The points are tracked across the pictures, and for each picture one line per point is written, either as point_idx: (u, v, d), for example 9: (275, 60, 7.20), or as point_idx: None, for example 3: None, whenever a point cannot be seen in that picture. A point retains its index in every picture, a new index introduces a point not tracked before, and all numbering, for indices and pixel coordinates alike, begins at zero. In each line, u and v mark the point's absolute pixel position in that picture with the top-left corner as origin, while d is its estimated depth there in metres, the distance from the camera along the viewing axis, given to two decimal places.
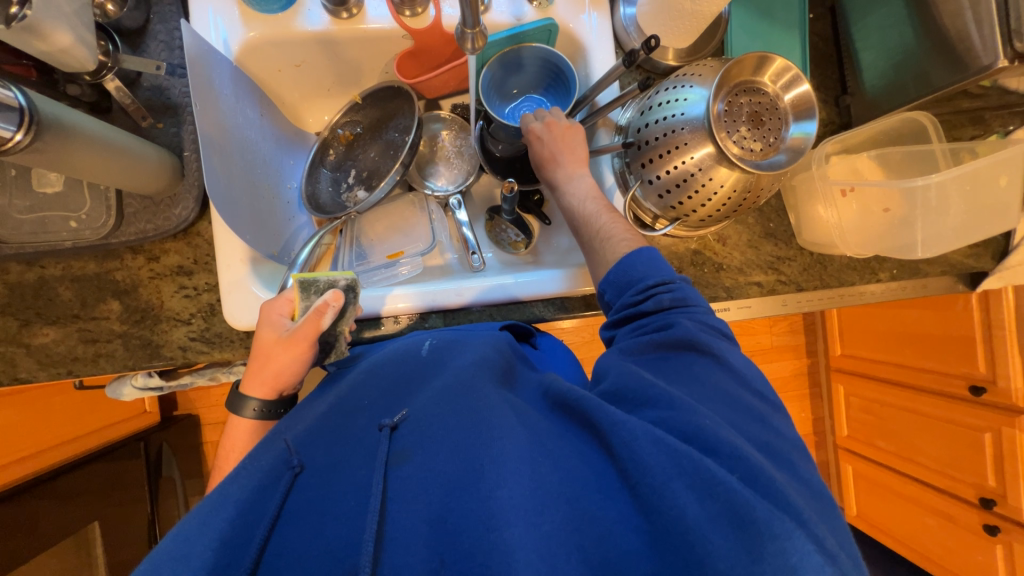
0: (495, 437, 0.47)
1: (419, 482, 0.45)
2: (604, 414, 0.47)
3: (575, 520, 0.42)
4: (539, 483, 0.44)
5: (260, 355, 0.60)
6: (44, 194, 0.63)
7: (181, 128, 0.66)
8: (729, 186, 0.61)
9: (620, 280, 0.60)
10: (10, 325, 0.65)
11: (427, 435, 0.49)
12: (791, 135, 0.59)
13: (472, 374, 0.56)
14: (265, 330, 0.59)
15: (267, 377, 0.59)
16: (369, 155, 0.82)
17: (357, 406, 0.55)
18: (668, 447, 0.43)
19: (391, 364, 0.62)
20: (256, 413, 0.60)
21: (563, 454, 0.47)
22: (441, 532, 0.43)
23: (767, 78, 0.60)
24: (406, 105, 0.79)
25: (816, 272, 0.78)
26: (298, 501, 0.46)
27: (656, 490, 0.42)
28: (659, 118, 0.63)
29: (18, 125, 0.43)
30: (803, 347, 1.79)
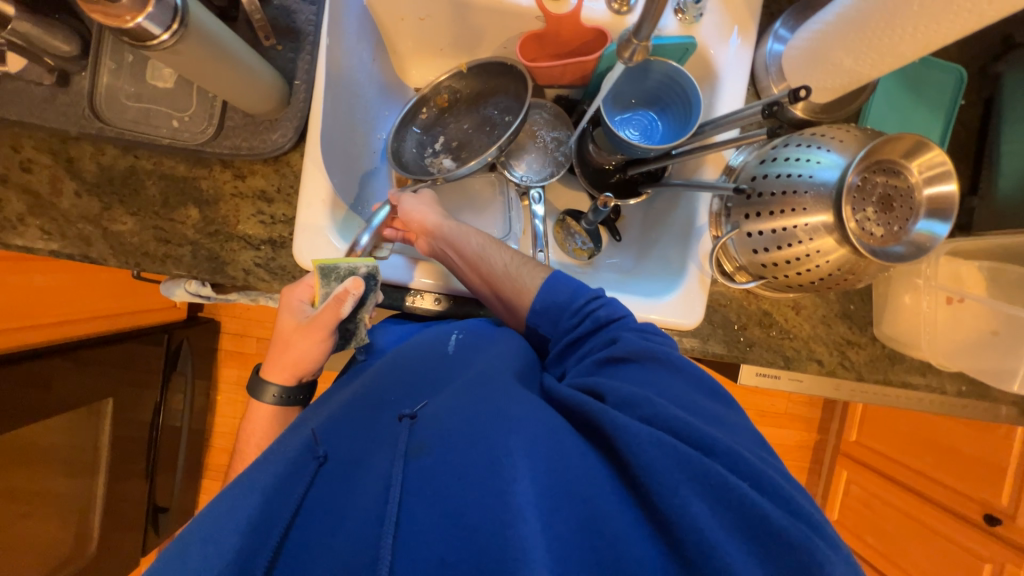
0: (508, 431, 0.46)
1: (436, 475, 0.44)
2: (604, 414, 0.47)
3: (590, 521, 0.41)
4: (552, 481, 0.43)
5: (279, 343, 0.61)
6: (153, 87, 0.64)
7: (298, 55, 0.65)
8: (833, 263, 0.58)
9: (550, 309, 0.62)
10: (94, 205, 0.66)
11: (444, 426, 0.48)
12: (917, 230, 0.56)
13: (486, 368, 0.56)
14: (285, 317, 0.60)
15: (286, 363, 0.60)
16: (462, 126, 0.81)
17: (382, 399, 0.55)
18: (674, 450, 0.43)
19: (414, 356, 0.60)
20: (275, 399, 0.61)
21: (573, 450, 0.46)
22: (454, 527, 0.41)
23: (915, 166, 0.56)
24: (513, 86, 0.77)
25: (883, 366, 0.74)
26: (321, 493, 0.46)
27: (665, 496, 0.41)
28: (780, 174, 0.60)
29: (167, 26, 0.43)
30: (816, 422, 1.74)
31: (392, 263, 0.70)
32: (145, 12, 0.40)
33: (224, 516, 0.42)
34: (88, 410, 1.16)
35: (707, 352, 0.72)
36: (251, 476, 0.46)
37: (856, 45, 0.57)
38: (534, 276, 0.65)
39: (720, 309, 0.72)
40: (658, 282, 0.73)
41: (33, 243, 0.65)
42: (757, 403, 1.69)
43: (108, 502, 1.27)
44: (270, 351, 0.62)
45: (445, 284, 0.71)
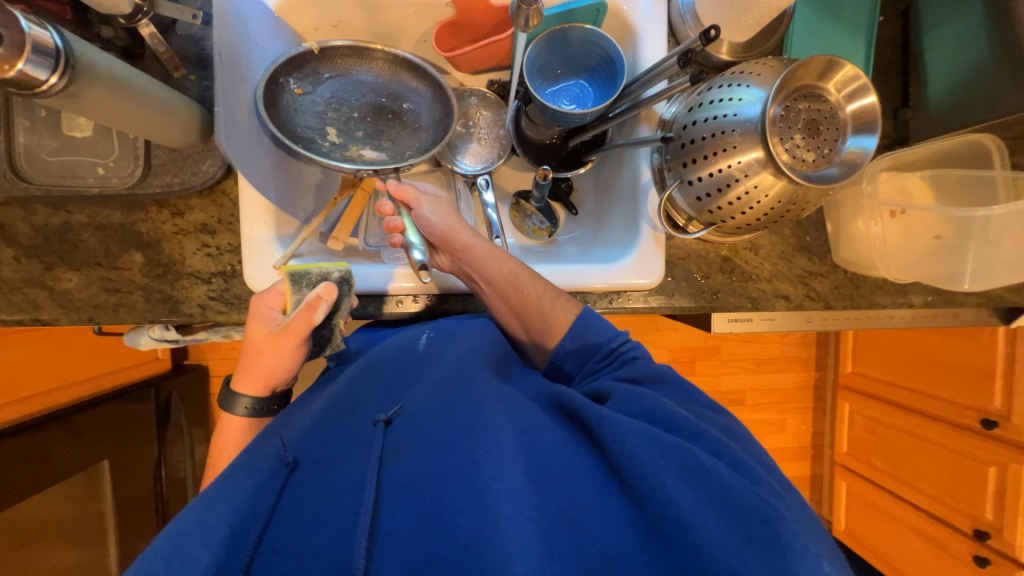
0: (488, 430, 0.46)
1: (414, 478, 0.44)
2: (592, 407, 0.48)
3: (566, 514, 0.42)
4: (536, 476, 0.44)
5: (252, 354, 0.59)
6: (72, 138, 0.62)
7: (212, 81, 0.65)
8: (773, 197, 0.59)
9: (581, 349, 0.61)
10: (35, 267, 0.65)
11: (421, 428, 0.48)
12: (846, 148, 0.57)
13: (464, 366, 0.55)
14: (257, 327, 0.59)
15: (259, 373, 0.59)
16: (352, 112, 0.71)
17: (354, 406, 0.53)
18: (656, 438, 0.45)
19: (381, 359, 0.59)
20: (248, 412, 0.60)
21: (551, 444, 0.47)
22: (430, 529, 0.41)
23: (832, 86, 0.57)
24: (422, 91, 0.72)
25: (847, 291, 0.75)
26: (291, 499, 0.45)
27: (645, 479, 0.42)
28: (707, 117, 0.60)
29: (53, 69, 0.42)
30: (812, 361, 1.76)
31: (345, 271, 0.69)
32: (24, 57, 0.39)
33: (192, 533, 0.41)
34: (83, 476, 1.15)
35: (674, 307, 0.73)
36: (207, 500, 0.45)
37: None
38: (565, 311, 0.63)
39: (680, 263, 0.73)
40: (614, 248, 0.73)
41: None
42: (752, 351, 1.71)
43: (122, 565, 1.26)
44: (241, 363, 0.61)
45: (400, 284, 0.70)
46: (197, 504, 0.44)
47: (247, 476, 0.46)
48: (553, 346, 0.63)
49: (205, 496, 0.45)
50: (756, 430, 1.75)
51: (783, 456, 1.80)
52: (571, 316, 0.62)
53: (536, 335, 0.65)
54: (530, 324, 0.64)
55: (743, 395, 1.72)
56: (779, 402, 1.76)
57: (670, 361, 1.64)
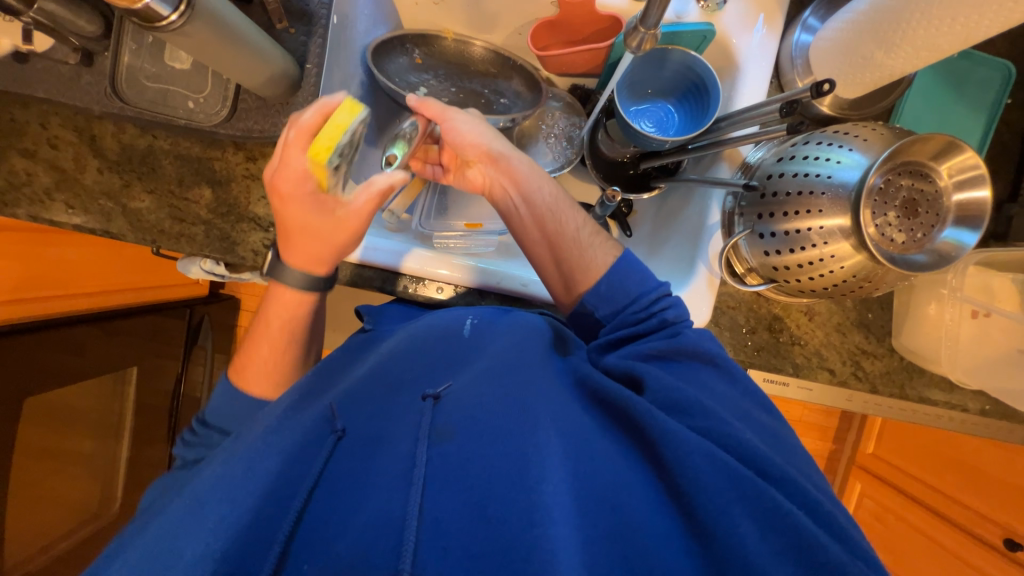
0: (538, 424, 0.46)
1: (463, 463, 0.44)
2: (649, 416, 0.46)
3: (618, 526, 0.41)
4: (588, 489, 0.42)
5: (315, 236, 0.57)
6: (171, 68, 0.65)
7: (310, 39, 0.64)
8: (848, 270, 0.56)
9: (617, 299, 0.56)
10: (114, 182, 0.68)
11: (472, 412, 0.47)
12: (941, 238, 0.53)
13: (518, 356, 0.53)
14: (313, 215, 0.55)
15: (314, 251, 0.58)
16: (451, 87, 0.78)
17: (399, 379, 0.53)
18: (725, 466, 0.42)
19: (432, 337, 0.57)
20: (302, 283, 0.61)
21: (601, 452, 0.45)
22: (480, 520, 0.40)
23: (944, 169, 0.53)
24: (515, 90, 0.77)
25: (898, 379, 0.71)
26: (339, 467, 0.47)
27: (707, 511, 0.41)
28: (797, 172, 0.57)
29: (175, 7, 0.44)
30: (831, 431, 1.69)
31: (377, 245, 0.67)
32: None
33: (240, 481, 0.45)
34: (114, 377, 1.23)
35: None
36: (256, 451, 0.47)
37: (890, 36, 0.53)
38: (604, 251, 0.59)
39: (728, 312, 0.70)
40: (666, 279, 0.71)
41: (59, 217, 0.68)
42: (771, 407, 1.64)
43: (132, 466, 1.34)
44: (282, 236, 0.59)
45: (431, 270, 0.67)
46: (237, 460, 0.47)
47: (295, 434, 0.48)
48: (585, 288, 0.58)
49: (254, 447, 0.48)
50: None
51: None
52: (611, 261, 0.58)
53: (561, 273, 0.60)
54: (558, 259, 0.59)
55: None
56: None
57: None
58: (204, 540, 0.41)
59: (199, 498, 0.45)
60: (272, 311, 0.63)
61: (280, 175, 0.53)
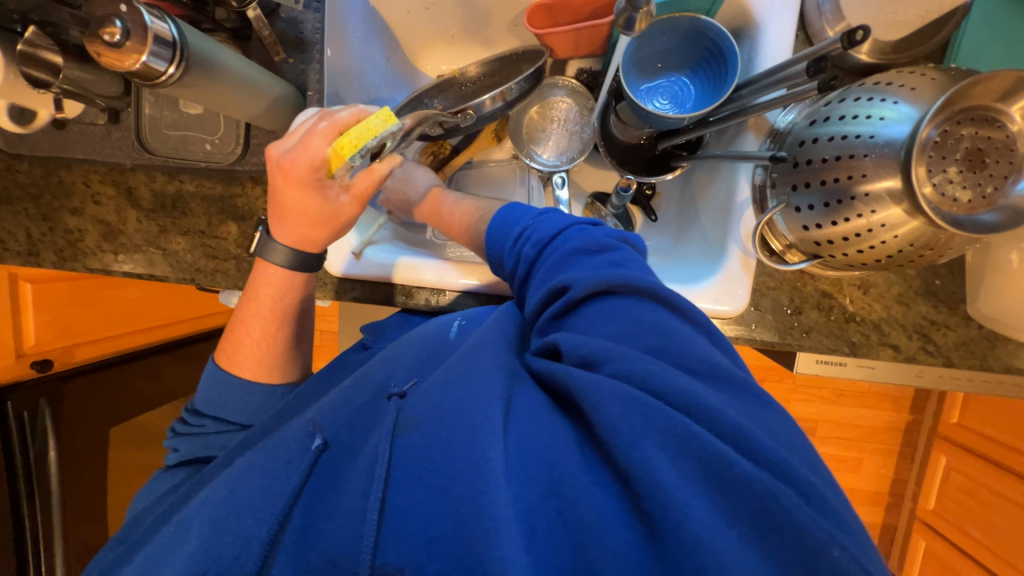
0: (481, 404, 0.42)
1: (416, 456, 0.40)
2: (585, 388, 0.38)
3: (567, 514, 0.34)
4: (531, 467, 0.37)
5: (310, 217, 0.56)
6: (186, 114, 0.68)
7: (308, 65, 0.66)
8: (903, 239, 0.50)
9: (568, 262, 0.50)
10: (152, 229, 0.73)
11: (430, 404, 0.44)
12: (1018, 191, 0.45)
13: (480, 342, 0.49)
14: (313, 201, 0.55)
15: (305, 231, 0.58)
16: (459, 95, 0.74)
17: (380, 383, 0.51)
18: (670, 428, 0.34)
19: (414, 344, 0.56)
20: (285, 260, 0.59)
21: (552, 428, 0.40)
22: (427, 513, 0.37)
23: (1016, 111, 0.45)
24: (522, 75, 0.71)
25: (978, 350, 0.63)
26: (321, 479, 0.45)
27: (652, 481, 0.33)
28: (834, 135, 0.51)
29: (170, 60, 0.45)
30: (908, 401, 1.54)
31: (387, 258, 0.68)
32: (146, 51, 0.43)
33: (227, 499, 0.44)
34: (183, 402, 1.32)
35: (754, 339, 0.65)
36: (242, 464, 0.47)
37: None
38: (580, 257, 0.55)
39: (769, 293, 0.65)
40: (697, 267, 0.66)
41: (110, 266, 0.74)
42: (835, 380, 1.52)
43: None
44: (275, 211, 0.58)
45: (439, 278, 0.67)
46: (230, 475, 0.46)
47: (279, 449, 0.47)
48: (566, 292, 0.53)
49: (244, 465, 0.47)
50: None
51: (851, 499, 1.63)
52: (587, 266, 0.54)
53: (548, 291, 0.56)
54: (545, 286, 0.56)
55: (815, 425, 1.55)
56: (859, 441, 1.57)
57: None
58: (186, 563, 0.41)
59: (189, 517, 0.44)
60: (259, 286, 0.61)
61: (291, 160, 0.53)
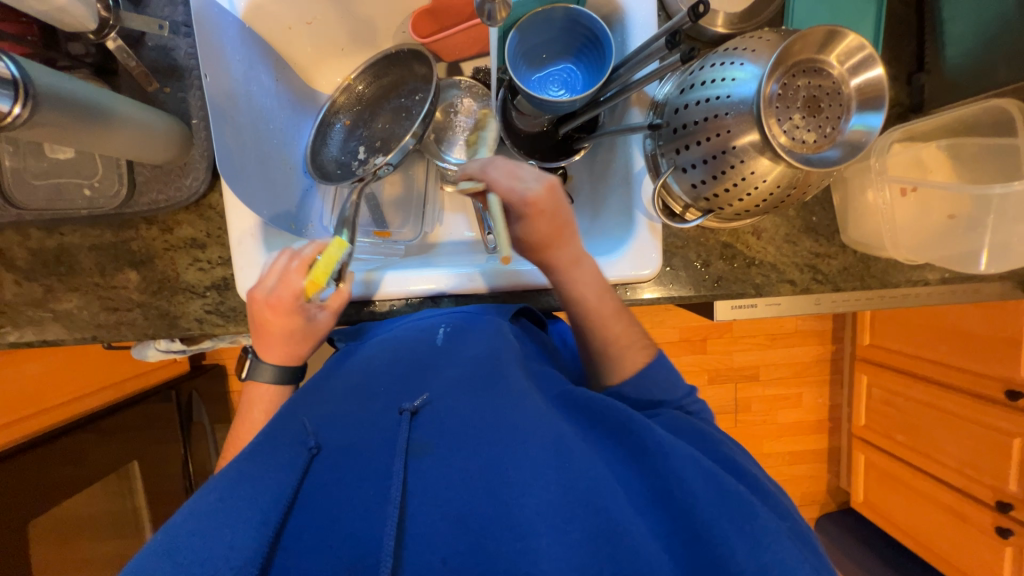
0: (525, 430, 0.44)
1: (443, 477, 0.41)
2: (649, 431, 0.45)
3: (603, 525, 0.39)
4: (568, 485, 0.41)
5: (296, 338, 0.58)
6: (55, 160, 0.62)
7: (187, 93, 0.64)
8: (772, 182, 0.56)
9: (621, 378, 0.56)
10: (36, 290, 0.66)
11: (456, 426, 0.45)
12: (850, 127, 0.53)
13: (504, 366, 0.51)
14: (297, 323, 0.57)
15: (289, 347, 0.58)
16: (361, 115, 0.74)
17: (374, 391, 0.50)
18: (718, 483, 0.42)
19: (404, 352, 0.55)
20: (273, 377, 0.58)
21: (590, 456, 0.44)
22: (461, 533, 0.39)
23: (835, 58, 0.53)
24: (418, 74, 0.71)
25: (857, 272, 0.72)
26: (316, 485, 0.42)
27: (698, 520, 0.40)
28: (701, 99, 0.57)
29: (15, 98, 0.41)
30: (828, 333, 1.71)
31: None
32: None
33: (217, 507, 0.40)
34: (116, 477, 1.18)
35: (673, 296, 0.70)
36: (227, 478, 0.42)
37: None
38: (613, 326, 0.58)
39: (678, 252, 0.70)
40: (612, 239, 0.70)
41: None
42: (767, 325, 1.65)
43: None
44: (257, 337, 0.58)
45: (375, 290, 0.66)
46: (205, 490, 0.43)
47: (272, 457, 0.43)
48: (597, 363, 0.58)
49: (231, 474, 0.43)
50: (769, 407, 1.73)
51: (799, 431, 1.78)
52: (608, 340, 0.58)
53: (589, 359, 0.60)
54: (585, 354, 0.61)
55: (757, 370, 1.68)
56: (795, 376, 1.72)
57: (681, 339, 1.60)
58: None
59: (170, 532, 0.39)
60: (248, 406, 0.58)
61: (274, 297, 0.55)
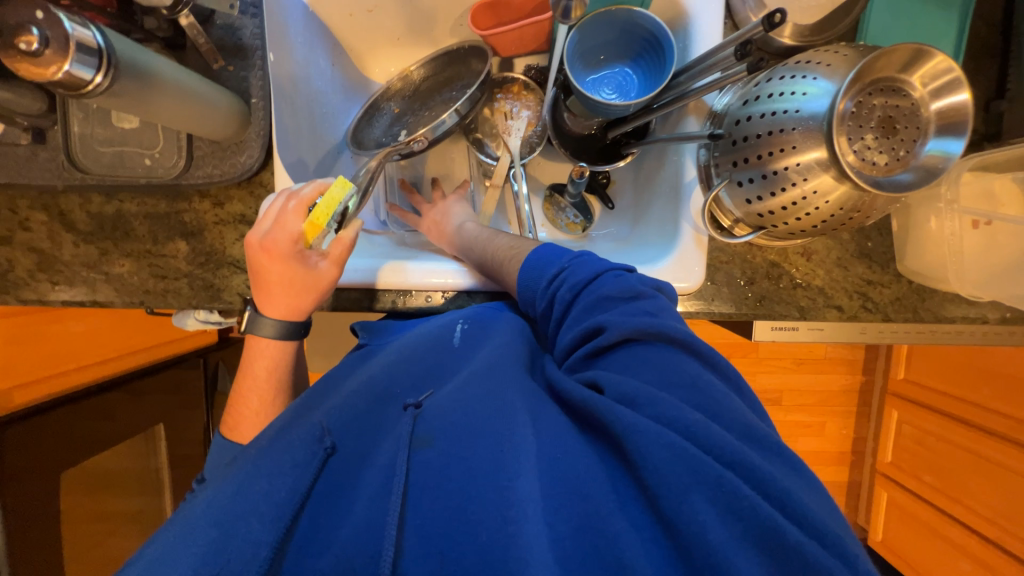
0: (517, 424, 0.42)
1: (440, 470, 0.40)
2: (609, 412, 0.40)
3: (593, 521, 0.35)
4: (564, 482, 0.38)
5: (294, 287, 0.56)
6: (121, 129, 0.64)
7: (249, 72, 0.65)
8: (834, 203, 0.53)
9: None
10: (91, 252, 0.69)
11: (452, 419, 0.43)
12: (926, 152, 0.51)
13: (505, 365, 0.49)
14: (295, 272, 0.55)
15: (291, 300, 0.56)
16: (410, 104, 0.75)
17: (387, 389, 0.50)
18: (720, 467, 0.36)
19: (419, 350, 0.54)
20: (275, 333, 0.57)
21: (593, 454, 0.40)
22: (455, 526, 0.37)
23: (917, 79, 0.51)
24: (474, 70, 0.72)
25: (910, 303, 0.68)
26: (328, 484, 0.42)
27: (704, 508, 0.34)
28: (765, 112, 0.55)
29: (97, 68, 0.43)
30: (859, 363, 1.65)
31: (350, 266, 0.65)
32: (69, 58, 0.40)
33: (234, 498, 0.40)
34: (144, 438, 1.22)
35: (713, 312, 0.68)
36: (244, 474, 0.42)
37: None
38: None
39: (723, 267, 0.68)
40: (652, 249, 0.69)
41: (47, 295, 0.69)
42: (795, 350, 1.60)
43: None
44: (256, 287, 0.57)
45: (406, 280, 0.65)
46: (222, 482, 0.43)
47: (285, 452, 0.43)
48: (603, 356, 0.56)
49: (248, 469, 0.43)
50: (790, 433, 1.67)
51: (819, 461, 1.73)
52: None
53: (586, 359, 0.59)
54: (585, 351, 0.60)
55: (780, 395, 1.63)
56: (819, 405, 1.67)
57: None
58: (189, 566, 0.36)
59: (188, 524, 0.39)
60: (254, 359, 0.58)
61: (270, 239, 0.54)
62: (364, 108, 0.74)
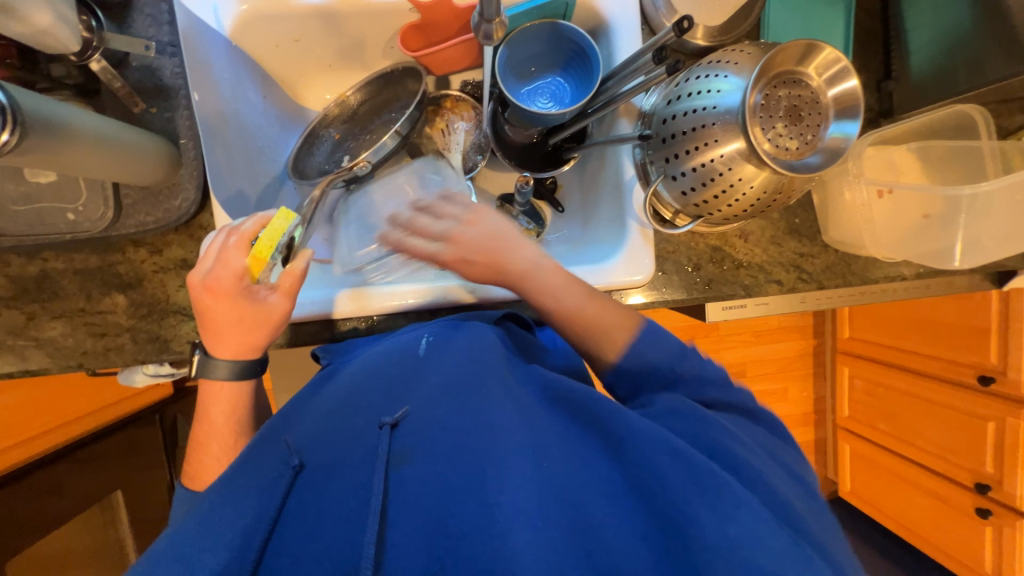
0: (498, 432, 0.42)
1: (421, 489, 0.40)
2: (617, 420, 0.43)
3: (577, 523, 0.38)
4: (545, 486, 0.40)
5: (243, 324, 0.54)
6: (36, 185, 0.60)
7: (174, 112, 0.63)
8: (758, 188, 0.58)
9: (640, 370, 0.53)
10: (16, 318, 0.64)
11: (434, 434, 0.43)
12: (829, 134, 0.56)
13: (480, 367, 0.49)
14: (244, 308, 0.53)
15: (242, 338, 0.54)
16: (349, 129, 0.74)
17: (356, 405, 0.48)
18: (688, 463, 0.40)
19: (386, 361, 0.53)
20: (229, 374, 0.55)
21: (570, 454, 0.42)
22: (441, 540, 0.38)
23: (813, 70, 0.56)
24: (410, 91, 0.73)
25: (839, 270, 0.75)
26: (297, 502, 0.41)
27: (675, 509, 0.38)
28: (688, 109, 0.59)
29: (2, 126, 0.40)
30: (810, 328, 1.77)
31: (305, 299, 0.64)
32: None
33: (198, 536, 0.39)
34: (98, 508, 1.13)
35: (667, 300, 0.72)
36: (207, 508, 0.41)
37: None
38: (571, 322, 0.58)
39: (670, 256, 0.72)
40: (603, 246, 0.71)
41: None
42: (751, 323, 1.70)
43: None
44: (205, 331, 0.54)
45: (366, 305, 0.64)
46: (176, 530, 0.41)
47: (251, 479, 0.42)
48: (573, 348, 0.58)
49: (211, 500, 0.42)
50: None
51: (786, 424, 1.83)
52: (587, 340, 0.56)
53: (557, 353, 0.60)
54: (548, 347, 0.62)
55: (743, 367, 1.72)
56: (779, 371, 1.77)
57: None
58: None
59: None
60: (208, 405, 0.55)
61: (213, 277, 0.52)
62: (302, 136, 0.73)
